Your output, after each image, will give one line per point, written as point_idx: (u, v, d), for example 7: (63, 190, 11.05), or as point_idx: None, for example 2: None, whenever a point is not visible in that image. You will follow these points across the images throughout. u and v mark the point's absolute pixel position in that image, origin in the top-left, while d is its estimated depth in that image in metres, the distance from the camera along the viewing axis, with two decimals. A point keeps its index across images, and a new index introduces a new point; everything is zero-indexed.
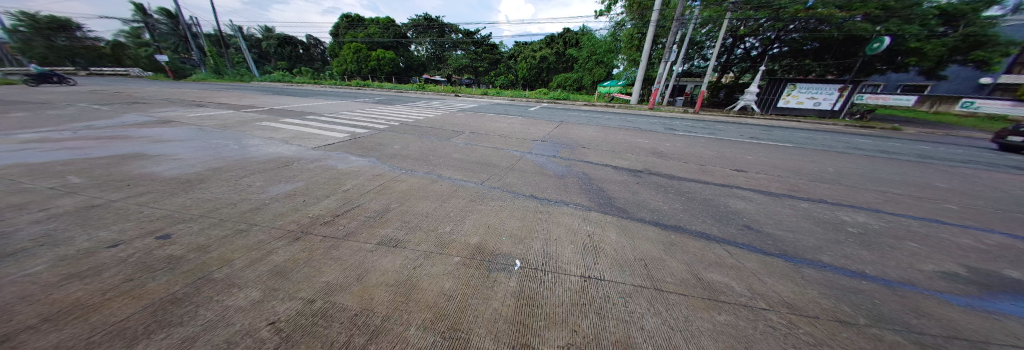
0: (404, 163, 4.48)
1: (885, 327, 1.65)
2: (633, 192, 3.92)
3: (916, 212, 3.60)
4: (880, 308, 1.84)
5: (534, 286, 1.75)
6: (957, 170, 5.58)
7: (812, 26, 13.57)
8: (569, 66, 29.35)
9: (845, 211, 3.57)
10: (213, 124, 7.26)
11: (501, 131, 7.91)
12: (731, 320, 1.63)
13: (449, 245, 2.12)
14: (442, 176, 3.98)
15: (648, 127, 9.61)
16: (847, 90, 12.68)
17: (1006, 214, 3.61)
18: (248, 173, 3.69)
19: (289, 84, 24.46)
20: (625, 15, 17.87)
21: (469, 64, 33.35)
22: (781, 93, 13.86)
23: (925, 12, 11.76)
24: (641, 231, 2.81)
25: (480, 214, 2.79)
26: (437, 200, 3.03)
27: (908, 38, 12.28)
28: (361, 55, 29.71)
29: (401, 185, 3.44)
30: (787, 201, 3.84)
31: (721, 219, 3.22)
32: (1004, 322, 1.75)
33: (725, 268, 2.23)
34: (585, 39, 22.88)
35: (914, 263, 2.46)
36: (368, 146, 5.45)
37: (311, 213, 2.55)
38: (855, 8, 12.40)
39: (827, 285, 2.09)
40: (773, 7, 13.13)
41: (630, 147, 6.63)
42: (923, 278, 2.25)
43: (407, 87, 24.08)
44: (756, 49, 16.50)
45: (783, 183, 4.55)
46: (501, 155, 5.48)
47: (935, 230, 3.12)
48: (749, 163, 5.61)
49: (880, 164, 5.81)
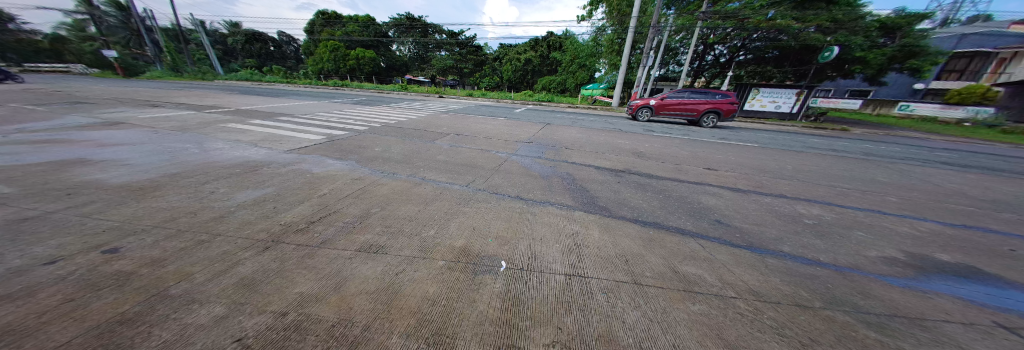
0: (385, 166, 4.36)
1: (837, 309, 1.83)
2: (615, 191, 4.05)
3: (862, 204, 3.99)
4: (833, 292, 2.04)
5: (519, 286, 1.76)
6: (897, 166, 6.23)
7: (773, 35, 14.79)
8: (553, 70, 29.80)
9: (803, 204, 3.89)
10: (171, 126, 6.70)
11: (487, 132, 7.90)
12: (704, 310, 1.73)
13: (433, 249, 2.08)
14: (427, 179, 3.90)
15: (628, 128, 9.95)
16: (803, 95, 13.83)
17: (936, 204, 4.09)
18: (211, 179, 3.44)
19: (259, 84, 23.05)
20: (606, 21, 18.58)
21: (454, 65, 33.01)
22: (746, 97, 14.87)
23: (868, 25, 13.13)
24: (622, 228, 2.91)
25: (466, 216, 2.77)
26: (421, 203, 2.97)
27: (854, 48, 13.62)
28: (339, 54, 28.53)
29: (384, 189, 3.35)
30: (753, 197, 4.13)
31: (695, 215, 3.39)
32: (935, 300, 2.00)
33: (698, 261, 2.36)
34: (569, 43, 23.49)
35: (861, 250, 2.73)
36: (347, 149, 5.24)
37: (283, 220, 2.42)
38: (810, 20, 13.51)
39: (787, 273, 2.27)
40: (739, 17, 13.97)
41: (612, 148, 6.85)
42: (868, 263, 2.50)
43: (389, 88, 23.45)
44: (725, 56, 17.73)
45: (749, 180, 4.88)
46: (487, 157, 5.47)
47: (880, 220, 3.47)
48: (720, 162, 5.97)
49: (833, 162, 6.40)
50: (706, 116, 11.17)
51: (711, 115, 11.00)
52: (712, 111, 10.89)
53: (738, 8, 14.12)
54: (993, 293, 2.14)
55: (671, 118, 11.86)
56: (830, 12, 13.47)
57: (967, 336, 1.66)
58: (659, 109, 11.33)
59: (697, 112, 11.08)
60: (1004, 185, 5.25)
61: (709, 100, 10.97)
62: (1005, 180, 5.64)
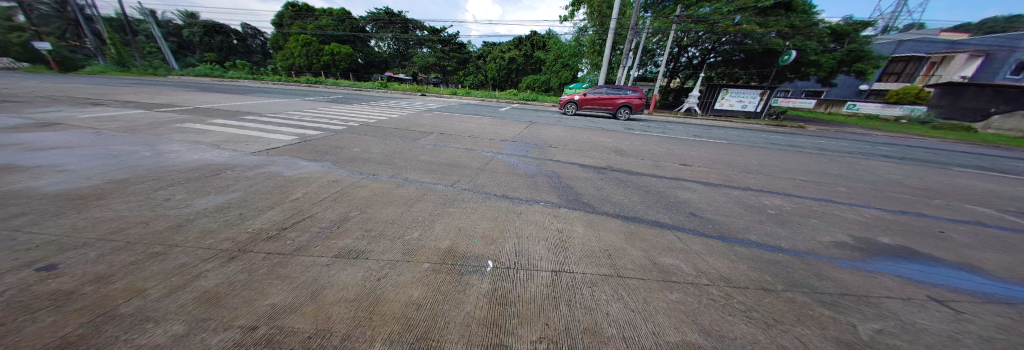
0: (365, 167, 4.20)
1: (796, 291, 2.00)
2: (598, 188, 4.16)
3: (817, 194, 4.38)
4: (794, 275, 2.23)
5: (505, 285, 1.77)
6: (846, 160, 6.87)
7: (739, 39, 15.77)
8: (537, 69, 29.95)
9: (767, 196, 4.21)
10: (118, 127, 6.05)
11: (472, 132, 7.82)
12: (681, 298, 1.82)
13: (416, 251, 2.03)
14: (409, 179, 3.80)
15: (609, 127, 10.23)
16: (766, 95, 14.84)
17: (878, 193, 4.57)
18: (167, 185, 3.14)
19: (222, 80, 21.34)
20: (587, 21, 18.98)
21: (435, 62, 31.89)
22: (717, 97, 15.78)
23: (820, 32, 14.35)
24: (605, 224, 2.99)
25: (450, 217, 2.73)
26: (403, 205, 2.89)
27: (809, 52, 14.86)
28: (312, 49, 26.88)
29: (363, 191, 3.23)
30: (724, 190, 4.40)
31: (672, 209, 3.56)
32: (877, 278, 2.25)
33: (675, 252, 2.48)
34: (552, 43, 23.74)
35: (816, 235, 3.00)
36: (323, 150, 5.00)
37: (251, 227, 2.26)
38: (771, 26, 14.53)
39: (755, 259, 2.44)
40: (709, 22, 14.73)
41: (594, 146, 7.03)
42: (823, 248, 2.75)
43: (368, 86, 22.54)
44: (697, 58, 18.45)
45: (721, 174, 5.20)
46: (472, 156, 5.42)
47: (832, 208, 3.83)
48: (694, 158, 6.30)
49: (793, 157, 6.95)
50: (621, 110, 12.67)
51: (625, 108, 12.51)
52: (626, 105, 12.39)
53: (708, 13, 14.84)
54: (922, 270, 2.44)
55: (595, 112, 13.25)
56: (789, 19, 14.58)
57: (903, 309, 1.89)
58: (582, 103, 12.65)
59: (613, 105, 12.56)
60: (934, 175, 5.95)
61: (622, 95, 12.51)
62: (934, 170, 6.39)
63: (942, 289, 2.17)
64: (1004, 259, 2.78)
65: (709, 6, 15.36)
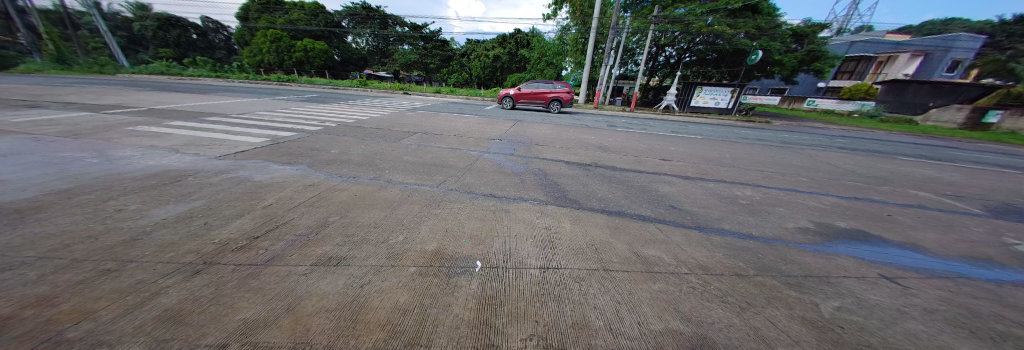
0: (344, 170, 4.03)
1: (766, 275, 2.15)
2: (583, 184, 4.25)
3: (783, 185, 4.71)
4: (763, 260, 2.39)
5: (496, 285, 1.77)
6: (808, 152, 7.42)
7: (712, 40, 16.58)
8: (522, 67, 29.95)
9: (739, 187, 4.47)
10: (57, 131, 5.43)
11: (457, 130, 7.72)
12: (664, 288, 1.90)
13: (402, 255, 1.97)
14: (392, 181, 3.69)
15: (593, 124, 10.43)
16: (736, 92, 15.66)
17: (835, 182, 4.98)
18: (118, 195, 2.85)
19: (182, 78, 19.71)
20: (570, 20, 19.23)
21: (419, 60, 31.83)
22: (692, 95, 16.52)
23: (783, 33, 15.37)
24: (590, 219, 3.06)
25: (436, 218, 2.68)
26: (387, 208, 2.81)
27: (774, 52, 15.91)
28: (283, 44, 25.40)
29: (343, 194, 3.09)
30: (700, 183, 4.63)
31: (653, 202, 3.70)
32: (835, 260, 2.46)
33: (657, 244, 2.58)
34: (535, 41, 23.84)
35: (782, 222, 3.23)
36: (297, 152, 4.75)
37: (218, 238, 2.08)
38: (740, 27, 15.21)
39: (729, 247, 2.60)
40: (684, 22, 15.31)
41: (579, 143, 7.14)
42: (788, 233, 2.97)
43: (346, 84, 21.62)
44: (673, 57, 19.23)
45: (697, 168, 5.46)
46: (458, 155, 5.34)
47: (796, 197, 4.13)
48: (673, 153, 6.57)
49: (762, 150, 7.42)
50: (553, 103, 13.14)
51: (556, 102, 13.01)
52: (555, 99, 12.87)
53: (683, 14, 15.45)
54: (871, 250, 2.70)
55: (531, 107, 13.70)
56: (755, 21, 15.49)
57: (858, 286, 2.08)
58: (516, 97, 13.08)
59: (545, 100, 13.03)
60: (882, 164, 6.55)
61: (553, 89, 13.00)
62: (881, 160, 7.04)
63: (889, 267, 2.41)
64: (939, 237, 3.13)
65: (684, 7, 15.99)
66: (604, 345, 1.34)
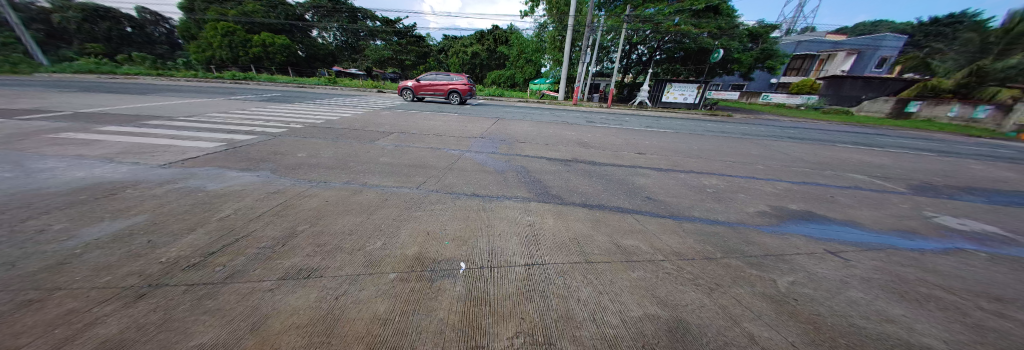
0: (313, 174, 3.78)
1: (732, 257, 2.33)
2: (565, 180, 4.32)
3: (745, 173, 5.10)
4: (728, 243, 2.59)
5: (481, 285, 1.75)
6: (765, 142, 8.09)
7: (679, 39, 17.50)
8: (501, 64, 29.75)
9: (707, 177, 4.78)
10: None
11: (437, 130, 7.52)
12: (643, 276, 1.99)
13: (381, 262, 1.88)
14: (368, 184, 3.53)
15: (573, 120, 10.61)
16: (701, 89, 16.68)
17: (788, 169, 5.48)
18: (37, 213, 2.45)
19: (115, 77, 17.38)
20: (547, 18, 19.43)
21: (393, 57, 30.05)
22: (663, 91, 17.36)
23: (740, 33, 16.62)
24: (572, 214, 3.12)
25: (416, 221, 2.59)
26: (363, 213, 2.67)
27: (733, 51, 17.17)
28: (237, 38, 23.14)
29: (312, 201, 2.89)
30: (672, 174, 4.89)
31: (631, 194, 3.85)
32: (789, 239, 2.72)
33: (635, 234, 2.69)
34: (515, 38, 23.83)
35: (745, 208, 3.51)
36: (258, 157, 4.38)
37: (167, 256, 1.84)
38: (704, 27, 16.27)
39: (699, 233, 2.78)
40: (654, 22, 16.04)
41: (560, 139, 7.25)
42: (750, 217, 3.24)
43: (314, 82, 20.25)
44: (645, 55, 20.09)
45: (669, 160, 5.76)
46: (438, 155, 5.21)
47: (756, 183, 4.50)
48: (647, 147, 6.88)
49: (726, 142, 7.98)
50: (452, 95, 13.69)
51: (455, 95, 13.55)
52: (453, 90, 13.41)
53: (653, 14, 16.19)
54: (819, 229, 3.02)
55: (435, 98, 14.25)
56: (717, 21, 16.60)
57: (809, 262, 2.32)
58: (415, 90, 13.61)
59: (443, 91, 13.55)
60: (826, 152, 7.30)
61: (451, 81, 13.53)
62: (826, 148, 7.85)
63: (832, 242, 2.71)
64: (872, 214, 3.56)
65: (654, 7, 16.73)
66: (591, 336, 1.38)
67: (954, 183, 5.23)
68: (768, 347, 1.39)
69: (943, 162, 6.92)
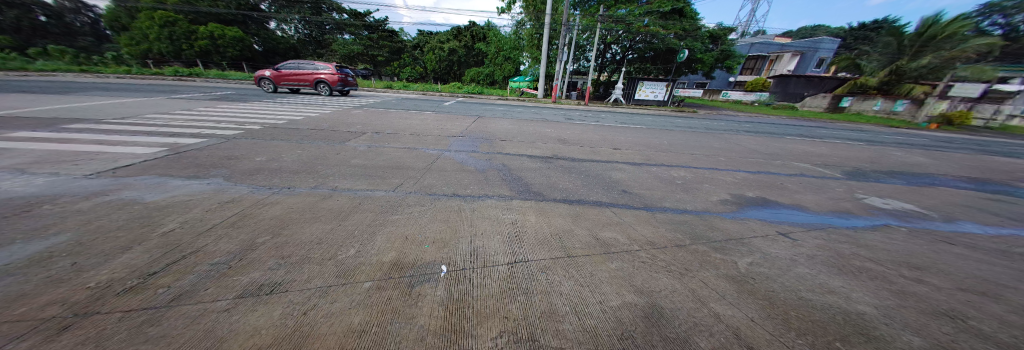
0: (275, 180, 3.50)
1: (700, 243, 2.50)
2: (545, 177, 4.38)
3: (709, 164, 5.49)
4: (695, 230, 2.78)
5: (463, 287, 1.72)
6: (727, 136, 8.74)
7: (649, 40, 18.38)
8: (479, 61, 29.32)
9: (676, 169, 5.08)
10: None
11: (414, 129, 7.25)
12: (621, 266, 2.08)
13: (354, 270, 1.78)
14: (338, 188, 3.33)
15: (552, 118, 10.76)
16: (670, 86, 17.64)
17: (746, 160, 5.97)
18: None
19: (24, 74, 14.87)
20: (524, 15, 19.47)
21: (364, 52, 29.03)
22: (636, 89, 18.11)
23: (702, 35, 17.83)
24: (554, 209, 3.17)
25: (392, 226, 2.49)
26: (334, 220, 2.52)
27: (697, 51, 18.35)
28: (178, 30, 20.59)
29: (275, 210, 2.67)
30: (645, 168, 5.12)
31: (608, 188, 3.99)
32: (747, 224, 2.98)
33: (612, 226, 2.80)
34: (492, 34, 23.62)
35: (710, 197, 3.78)
36: (209, 162, 3.96)
37: (98, 280, 1.60)
38: (670, 29, 17.25)
39: (669, 222, 2.95)
40: (626, 22, 16.75)
41: (541, 137, 7.31)
42: (713, 205, 3.49)
43: None
44: (618, 54, 20.79)
45: (642, 154, 6.05)
46: (415, 155, 5.04)
47: (718, 174, 4.85)
48: (622, 142, 7.15)
49: (693, 136, 8.51)
50: (321, 85, 13.69)
51: (322, 84, 13.59)
52: (319, 81, 13.43)
53: (625, 14, 16.88)
54: (772, 213, 3.32)
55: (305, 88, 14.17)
56: (682, 23, 17.67)
57: (764, 243, 2.55)
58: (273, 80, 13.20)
59: (309, 81, 13.52)
60: (778, 144, 8.04)
61: (316, 71, 13.49)
62: (779, 140, 8.64)
63: (783, 225, 3.00)
64: (816, 198, 3.99)
65: (625, 8, 17.40)
66: (573, 328, 1.42)
67: (879, 168, 6.01)
68: (732, 324, 1.51)
69: (871, 150, 7.90)
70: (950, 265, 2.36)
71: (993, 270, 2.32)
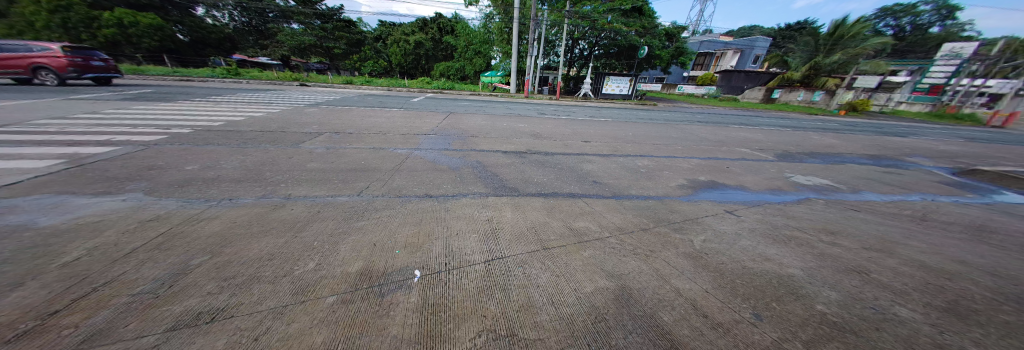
0: (214, 191, 3.09)
1: (663, 226, 2.70)
2: (520, 172, 4.41)
3: (669, 153, 5.93)
4: (658, 214, 3.00)
5: (439, 291, 1.67)
6: (684, 126, 9.49)
7: (613, 36, 19.24)
8: (448, 55, 28.38)
9: (639, 159, 5.40)
10: None
11: (380, 128, 6.82)
12: (593, 253, 2.17)
13: (316, 285, 1.65)
14: (292, 196, 3.04)
15: (525, 112, 10.82)
16: (633, 81, 18.62)
17: (701, 148, 6.54)
18: None
19: None
20: (493, 9, 19.24)
21: (317, 44, 26.58)
22: (603, 83, 18.84)
23: (659, 33, 19.09)
24: (529, 204, 3.21)
25: (358, 233, 2.33)
26: (292, 231, 2.31)
27: (655, 47, 19.59)
28: (75, 16, 17.17)
29: (213, 225, 2.35)
30: (613, 159, 5.37)
31: (580, 180, 4.13)
32: (701, 205, 3.29)
33: (585, 216, 2.91)
34: (461, 28, 22.99)
35: (670, 182, 4.10)
36: (126, 175, 3.37)
37: None
38: (631, 26, 18.23)
39: (635, 208, 3.15)
40: (591, 19, 17.35)
41: (514, 132, 7.32)
42: (673, 190, 3.79)
43: (210, 74, 16.44)
44: (585, 50, 21.44)
45: (611, 146, 6.34)
46: (381, 156, 4.75)
47: (677, 161, 5.26)
48: (592, 135, 7.43)
49: (655, 127, 9.12)
50: (43, 73, 10.18)
51: (44, 72, 10.13)
52: (36, 66, 9.94)
53: (590, 11, 17.51)
54: (721, 194, 3.69)
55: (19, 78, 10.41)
56: (641, 21, 18.75)
57: (714, 221, 2.84)
58: None
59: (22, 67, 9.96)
60: (727, 132, 8.93)
61: (33, 54, 9.99)
62: (727, 129, 9.59)
63: (729, 204, 3.36)
64: (755, 178, 4.52)
65: (589, 5, 17.98)
66: (551, 318, 1.46)
67: (804, 150, 6.97)
68: (691, 297, 1.67)
69: (800, 135, 9.11)
70: (856, 229, 2.83)
71: (887, 230, 2.83)
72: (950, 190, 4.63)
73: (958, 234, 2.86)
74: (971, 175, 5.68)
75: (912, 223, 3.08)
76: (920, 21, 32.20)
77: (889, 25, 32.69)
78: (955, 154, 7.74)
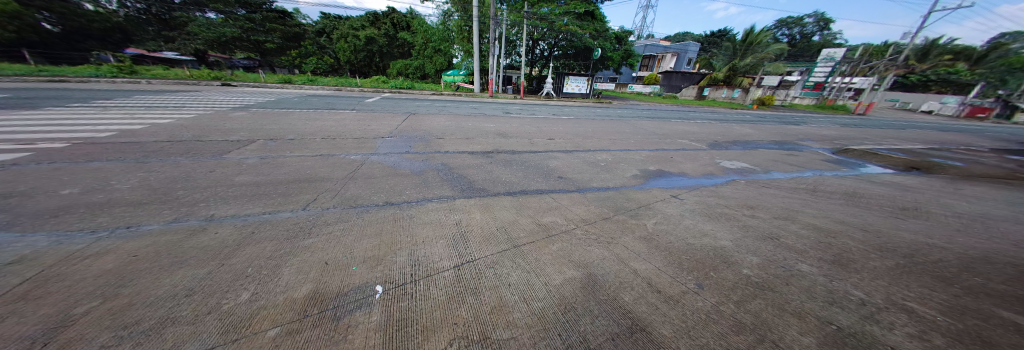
0: (111, 218, 2.52)
1: (622, 214, 2.91)
2: (488, 172, 4.37)
3: (624, 146, 6.41)
4: (616, 203, 3.22)
5: (404, 304, 1.59)
6: (637, 122, 10.34)
7: (570, 37, 20.11)
8: (404, 52, 26.87)
9: (599, 153, 5.74)
10: None
11: (332, 132, 6.20)
12: (561, 246, 2.24)
13: (255, 317, 1.44)
14: (217, 217, 2.61)
15: (490, 112, 10.76)
16: (590, 80, 19.66)
17: (651, 141, 7.18)
18: None
19: None
20: (450, 6, 18.71)
21: (243, 37, 22.61)
22: (564, 83, 19.57)
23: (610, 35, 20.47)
24: (499, 203, 3.21)
25: (306, 253, 2.09)
26: (219, 259, 1.97)
27: (608, 49, 20.97)
28: None
29: (109, 261, 1.92)
30: (576, 154, 5.62)
31: (545, 176, 4.26)
32: (652, 191, 3.63)
33: (552, 212, 2.98)
34: (417, 24, 21.93)
35: (624, 173, 4.44)
36: None
37: None
38: (586, 28, 19.22)
39: (597, 199, 3.34)
40: (548, 20, 17.88)
41: (480, 132, 7.24)
42: (629, 180, 4.11)
43: (94, 73, 13.23)
44: (545, 51, 22.07)
45: (572, 142, 6.64)
46: (331, 163, 4.33)
47: (630, 154, 5.71)
48: (555, 132, 7.72)
49: (611, 123, 9.77)
50: None
51: None
52: None
53: (547, 13, 18.08)
54: (669, 182, 4.10)
55: None
56: (595, 25, 19.91)
57: (663, 205, 3.16)
58: None
59: None
60: (671, 126, 9.96)
61: None
62: (672, 123, 10.68)
63: (674, 189, 3.77)
64: (694, 165, 5.13)
65: (547, 6, 18.53)
66: (524, 316, 1.48)
67: (730, 139, 8.11)
68: (647, 276, 1.83)
69: (728, 126, 10.55)
70: (770, 202, 3.37)
71: (790, 201, 3.45)
72: (832, 166, 5.79)
73: (837, 200, 3.61)
74: (844, 153, 7.21)
75: (806, 194, 3.79)
76: (807, 31, 39.56)
77: (786, 34, 39.57)
78: (835, 138, 9.70)
